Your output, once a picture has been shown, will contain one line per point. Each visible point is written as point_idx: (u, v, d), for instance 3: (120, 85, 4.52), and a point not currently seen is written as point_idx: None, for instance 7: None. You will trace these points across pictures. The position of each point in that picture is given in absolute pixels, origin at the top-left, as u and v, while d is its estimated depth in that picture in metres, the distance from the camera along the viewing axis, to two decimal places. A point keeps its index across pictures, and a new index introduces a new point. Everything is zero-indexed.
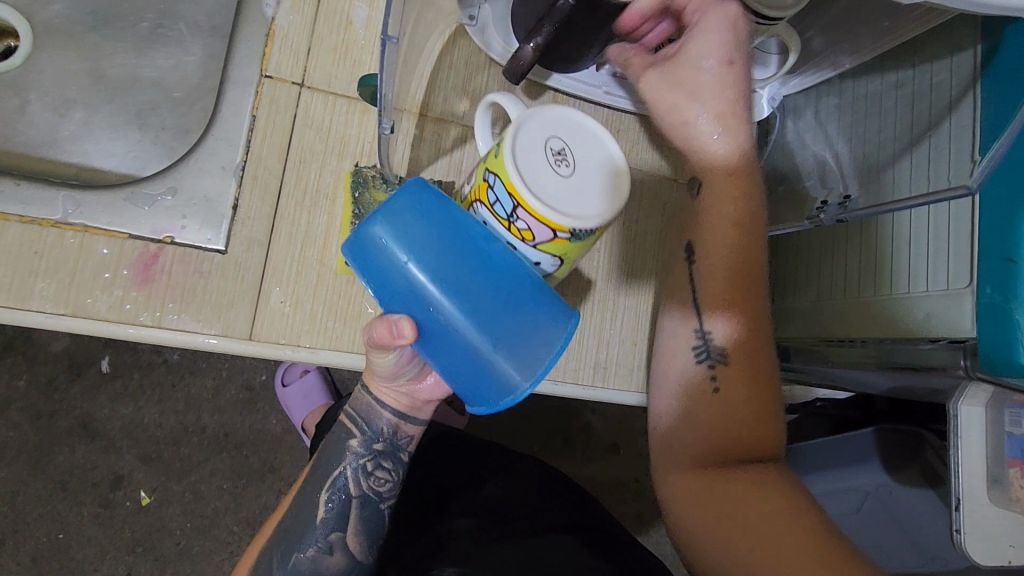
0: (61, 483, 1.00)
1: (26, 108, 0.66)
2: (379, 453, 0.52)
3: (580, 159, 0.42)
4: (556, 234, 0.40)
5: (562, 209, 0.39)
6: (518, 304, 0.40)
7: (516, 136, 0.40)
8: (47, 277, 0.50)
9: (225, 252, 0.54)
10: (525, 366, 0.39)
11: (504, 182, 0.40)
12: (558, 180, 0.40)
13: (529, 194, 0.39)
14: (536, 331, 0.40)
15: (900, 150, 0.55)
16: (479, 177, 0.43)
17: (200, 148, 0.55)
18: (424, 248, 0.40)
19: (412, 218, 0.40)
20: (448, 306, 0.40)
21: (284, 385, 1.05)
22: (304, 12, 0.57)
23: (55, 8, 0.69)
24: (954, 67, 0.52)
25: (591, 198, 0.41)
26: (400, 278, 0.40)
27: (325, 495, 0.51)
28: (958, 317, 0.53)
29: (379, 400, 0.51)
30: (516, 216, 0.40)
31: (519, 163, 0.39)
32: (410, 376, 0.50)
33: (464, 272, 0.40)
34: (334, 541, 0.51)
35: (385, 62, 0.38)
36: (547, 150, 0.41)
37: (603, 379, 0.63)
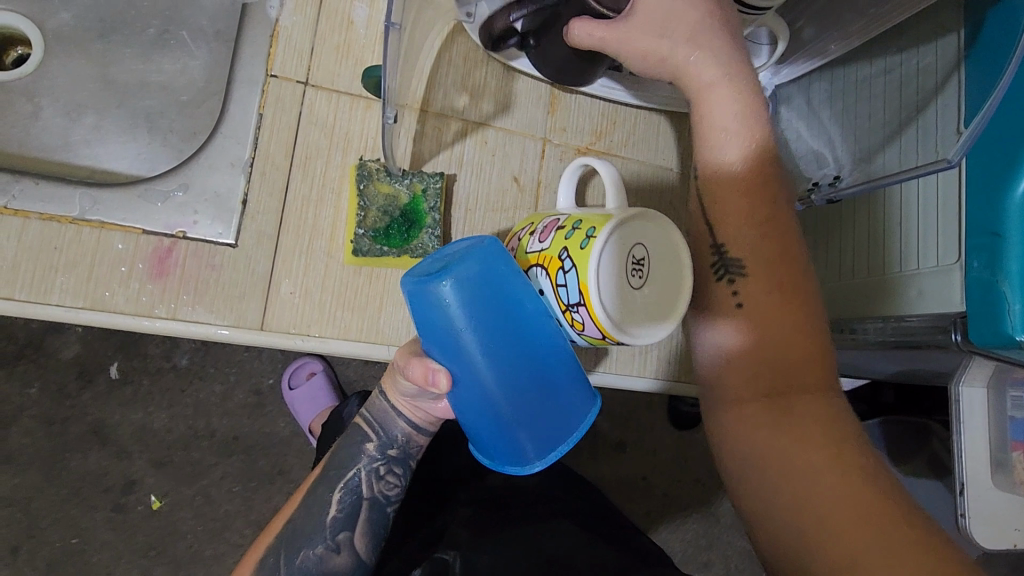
0: (75, 488, 1.01)
1: (38, 115, 0.68)
2: (392, 459, 0.53)
3: (655, 273, 0.43)
4: (604, 337, 0.44)
5: (621, 323, 0.42)
6: (553, 385, 0.42)
7: (607, 239, 0.42)
8: (66, 272, 0.52)
9: (236, 246, 0.55)
10: (543, 445, 0.42)
11: (579, 279, 0.42)
12: (627, 291, 0.42)
13: (597, 304, 0.41)
14: (561, 412, 0.43)
15: (890, 131, 0.57)
16: (555, 250, 0.45)
17: (210, 146, 0.57)
18: (483, 316, 0.39)
19: (479, 285, 0.39)
20: (493, 379, 0.40)
21: (290, 389, 1.07)
22: (306, 14, 0.59)
23: (65, 17, 0.71)
24: (939, 52, 0.54)
25: (652, 316, 0.43)
26: (453, 340, 0.39)
27: (337, 497, 0.52)
28: (948, 291, 0.55)
29: (396, 409, 0.52)
30: (576, 308, 0.44)
31: (600, 271, 0.41)
32: (428, 399, 0.50)
33: (512, 347, 0.40)
34: (342, 541, 0.52)
35: (389, 49, 0.40)
36: (629, 260, 0.42)
37: (604, 363, 0.64)
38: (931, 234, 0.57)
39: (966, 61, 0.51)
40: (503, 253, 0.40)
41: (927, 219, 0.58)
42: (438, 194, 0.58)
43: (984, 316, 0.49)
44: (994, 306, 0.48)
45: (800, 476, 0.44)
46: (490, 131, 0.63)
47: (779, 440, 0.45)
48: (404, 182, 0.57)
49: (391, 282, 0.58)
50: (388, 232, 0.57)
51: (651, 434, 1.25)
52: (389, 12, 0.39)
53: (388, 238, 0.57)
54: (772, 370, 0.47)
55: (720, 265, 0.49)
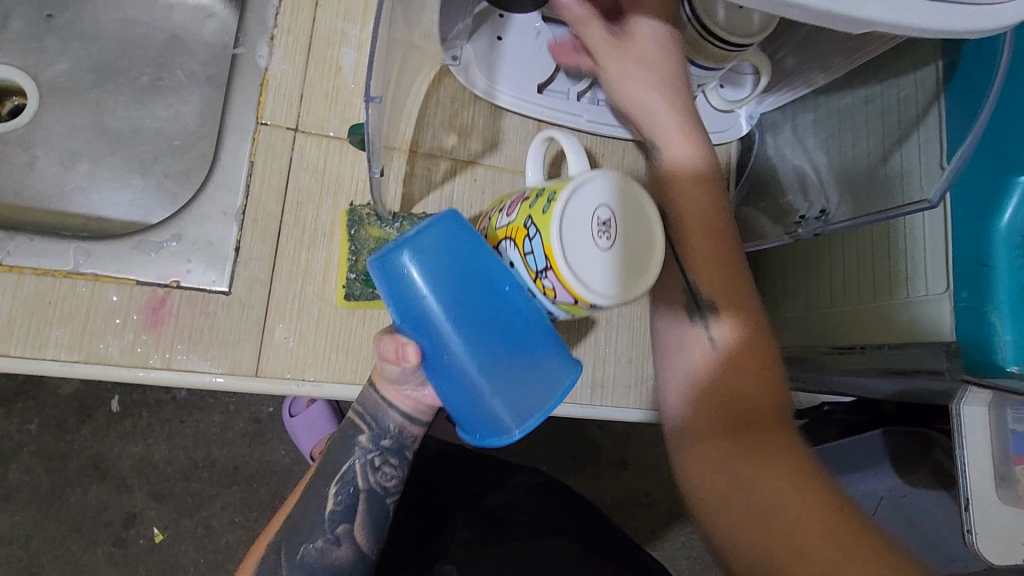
0: (75, 524, 1.01)
1: (33, 163, 0.69)
2: (386, 450, 0.52)
3: (625, 233, 0.41)
4: (577, 302, 0.42)
5: (587, 282, 0.40)
6: (524, 353, 0.42)
7: (569, 200, 0.41)
8: (61, 325, 0.53)
9: (229, 293, 0.56)
10: (518, 413, 0.41)
11: (544, 243, 0.41)
12: (594, 250, 0.40)
13: (562, 264, 0.40)
14: (537, 381, 0.42)
15: (874, 161, 0.57)
16: (521, 220, 0.45)
17: (202, 195, 0.58)
18: (445, 284, 0.40)
19: (440, 253, 0.40)
20: (460, 343, 0.41)
21: (292, 415, 1.05)
22: (295, 62, 0.60)
23: (58, 67, 0.72)
24: (918, 82, 0.54)
25: (621, 275, 0.41)
26: (417, 308, 0.41)
27: (333, 490, 0.52)
28: (940, 320, 0.53)
29: (387, 400, 0.51)
30: (545, 274, 0.42)
31: (563, 230, 0.40)
32: (415, 385, 0.49)
33: (478, 315, 0.41)
34: (341, 533, 0.52)
35: (370, 119, 0.41)
36: (593, 218, 0.41)
37: (601, 397, 0.65)
38: (918, 261, 0.56)
39: (945, 94, 0.51)
40: (465, 225, 0.41)
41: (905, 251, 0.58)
42: None
43: (977, 344, 0.49)
44: (985, 334, 0.49)
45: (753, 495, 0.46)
46: (479, 168, 0.63)
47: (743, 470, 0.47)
48: (394, 226, 0.58)
49: (384, 321, 0.58)
50: None
51: (653, 450, 1.24)
52: (369, 84, 0.40)
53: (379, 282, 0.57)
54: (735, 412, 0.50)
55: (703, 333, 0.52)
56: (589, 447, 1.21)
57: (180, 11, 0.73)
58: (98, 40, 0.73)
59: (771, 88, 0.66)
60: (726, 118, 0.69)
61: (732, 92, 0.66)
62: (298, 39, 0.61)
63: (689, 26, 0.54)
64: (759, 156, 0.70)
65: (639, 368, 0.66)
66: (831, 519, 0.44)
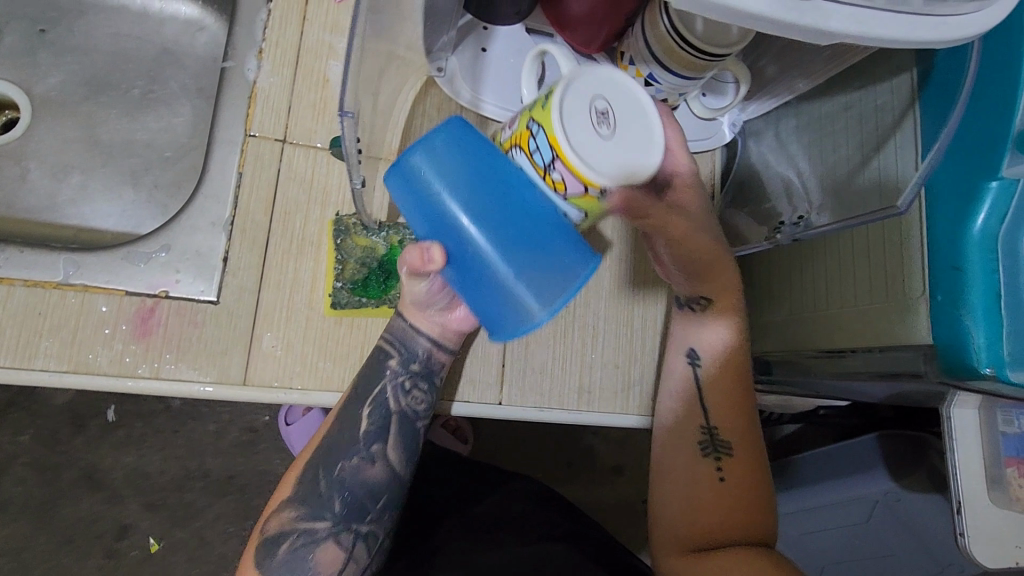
0: (70, 535, 1.01)
1: (25, 175, 0.70)
2: (416, 374, 0.56)
3: (622, 121, 0.41)
4: (588, 189, 0.41)
5: (596, 167, 0.40)
6: (541, 242, 0.43)
7: (566, 91, 0.39)
8: (50, 336, 0.53)
9: (218, 302, 0.57)
10: (542, 297, 0.43)
11: (548, 135, 0.40)
12: (596, 139, 0.40)
13: (569, 152, 0.39)
14: (557, 269, 0.43)
15: (854, 167, 0.58)
16: (523, 123, 0.43)
17: (191, 206, 0.58)
18: (458, 180, 0.43)
19: (451, 151, 0.43)
20: (480, 237, 0.43)
21: (288, 424, 1.05)
22: (284, 74, 0.61)
23: (50, 81, 0.73)
24: (894, 89, 0.55)
25: (626, 159, 0.41)
26: (436, 209, 0.43)
27: (367, 411, 0.55)
28: (915, 324, 0.54)
29: (414, 326, 0.56)
30: (554, 166, 0.41)
31: (565, 120, 0.39)
32: (443, 306, 0.55)
33: (493, 207, 0.42)
34: (376, 452, 0.55)
35: (346, 132, 0.42)
36: (591, 108, 0.40)
37: (588, 403, 0.65)
38: (896, 265, 0.57)
39: (919, 101, 0.51)
40: (472, 128, 0.44)
41: (879, 255, 0.59)
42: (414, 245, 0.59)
43: (954, 346, 0.50)
44: (958, 338, 0.49)
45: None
46: None
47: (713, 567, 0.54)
48: (380, 235, 0.59)
49: (370, 332, 0.59)
50: (365, 283, 0.59)
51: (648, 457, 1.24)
52: (343, 99, 0.40)
53: (366, 290, 0.59)
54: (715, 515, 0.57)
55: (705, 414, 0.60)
56: (584, 454, 1.21)
57: (172, 25, 0.75)
58: (90, 54, 0.74)
59: (752, 96, 0.68)
60: (710, 125, 0.70)
61: (716, 100, 0.67)
62: (286, 52, 0.62)
63: (671, 39, 0.55)
64: (743, 163, 0.71)
65: (626, 374, 0.66)
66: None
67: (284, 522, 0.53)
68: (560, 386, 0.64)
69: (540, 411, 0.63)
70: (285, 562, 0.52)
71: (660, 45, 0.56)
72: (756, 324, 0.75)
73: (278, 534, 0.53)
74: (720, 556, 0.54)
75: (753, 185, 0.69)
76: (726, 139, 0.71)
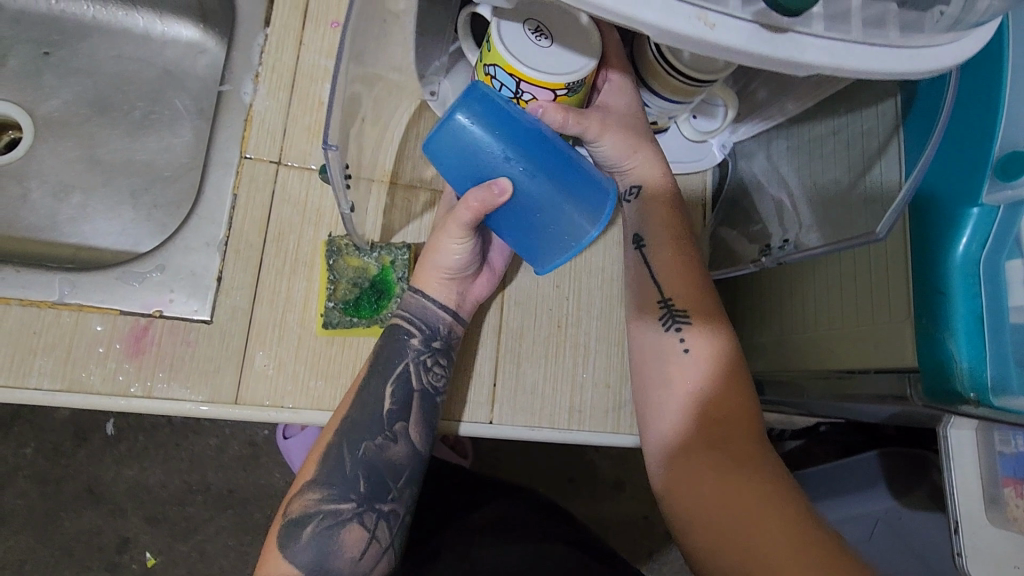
0: (69, 549, 1.02)
1: (29, 196, 0.71)
2: (437, 350, 0.58)
3: (554, 28, 0.50)
4: (557, 93, 0.51)
5: (554, 73, 0.49)
6: (574, 172, 0.47)
7: (500, 29, 0.49)
8: (45, 355, 0.54)
9: (210, 321, 0.57)
10: (590, 217, 0.47)
11: (504, 68, 0.49)
12: (541, 52, 0.49)
13: (527, 70, 0.49)
14: (592, 193, 0.48)
15: (842, 191, 0.57)
16: (481, 71, 0.53)
17: (186, 227, 0.59)
18: (497, 130, 0.46)
19: (484, 107, 0.45)
20: (529, 176, 0.47)
21: (286, 437, 1.05)
22: (279, 98, 0.63)
23: (54, 103, 0.75)
24: (879, 115, 0.54)
25: (573, 56, 0.50)
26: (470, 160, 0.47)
27: (389, 389, 0.56)
28: (901, 347, 0.53)
29: (435, 302, 0.58)
30: (522, 90, 0.51)
31: (510, 49, 0.48)
32: (468, 278, 0.59)
33: (531, 148, 0.47)
34: (398, 430, 0.56)
35: (329, 165, 0.43)
36: (524, 31, 0.49)
37: (578, 422, 0.65)
38: (881, 285, 0.55)
39: (903, 128, 0.51)
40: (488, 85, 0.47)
41: (868, 284, 0.57)
42: (406, 265, 0.61)
43: (936, 370, 0.50)
44: (943, 362, 0.50)
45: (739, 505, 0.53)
46: None
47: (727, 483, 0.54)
48: (373, 255, 0.61)
49: (362, 351, 0.59)
50: (357, 303, 0.60)
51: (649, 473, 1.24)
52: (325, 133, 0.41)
53: (357, 309, 0.59)
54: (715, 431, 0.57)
55: (669, 317, 0.60)
56: (584, 470, 1.21)
57: (174, 48, 0.76)
58: (94, 76, 0.75)
59: (743, 119, 0.68)
60: (699, 148, 0.71)
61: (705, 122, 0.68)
62: (281, 75, 0.63)
63: (658, 64, 0.57)
64: (733, 182, 0.72)
65: (617, 393, 0.66)
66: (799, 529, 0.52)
67: (308, 503, 0.53)
68: (552, 404, 0.65)
69: (532, 430, 0.63)
70: (309, 546, 0.52)
71: (650, 72, 0.58)
72: (747, 344, 0.74)
73: (302, 517, 0.53)
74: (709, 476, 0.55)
75: (742, 204, 0.70)
76: (717, 160, 0.71)
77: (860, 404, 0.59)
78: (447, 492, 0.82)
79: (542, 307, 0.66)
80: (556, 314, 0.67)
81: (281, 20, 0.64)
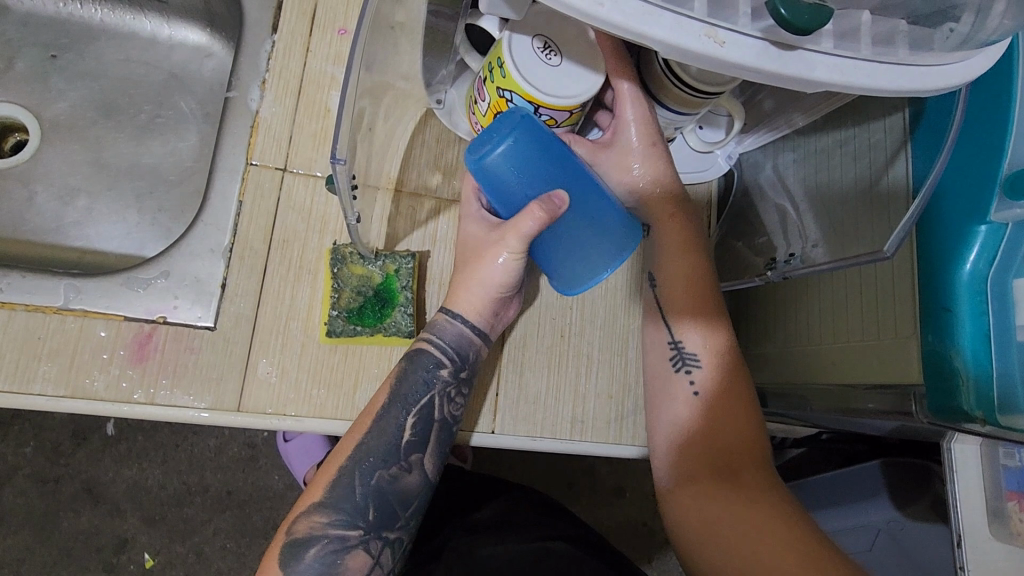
0: (67, 549, 1.02)
1: (33, 197, 0.72)
2: (462, 380, 0.58)
3: (562, 44, 0.50)
4: (573, 111, 0.52)
5: (571, 94, 0.50)
6: (603, 206, 0.50)
7: (513, 58, 0.48)
8: (49, 361, 0.54)
9: (214, 328, 0.57)
10: (612, 252, 0.51)
11: (522, 95, 0.49)
12: (554, 72, 0.49)
13: (548, 98, 0.49)
14: (618, 227, 0.51)
15: (848, 203, 0.57)
16: (494, 95, 0.52)
17: (191, 233, 0.59)
18: (537, 158, 0.47)
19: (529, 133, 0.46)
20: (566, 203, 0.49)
21: (285, 440, 1.04)
22: (286, 104, 0.63)
23: (61, 106, 0.75)
24: (887, 128, 0.54)
25: (581, 75, 0.50)
26: (507, 186, 0.49)
27: (410, 420, 0.55)
28: (905, 363, 0.52)
29: (467, 327, 0.57)
30: (541, 113, 0.51)
31: (529, 78, 0.48)
32: (502, 302, 0.59)
33: (568, 177, 0.48)
34: (413, 461, 0.55)
35: (337, 176, 0.43)
36: (535, 53, 0.49)
37: (580, 433, 0.65)
38: (885, 302, 0.55)
39: (911, 142, 0.51)
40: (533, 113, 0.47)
41: (872, 296, 0.57)
42: (410, 275, 0.60)
43: (941, 386, 0.50)
44: (950, 379, 0.50)
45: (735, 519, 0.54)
46: None
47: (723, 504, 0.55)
48: (377, 263, 0.60)
49: (365, 360, 0.59)
50: (361, 311, 0.59)
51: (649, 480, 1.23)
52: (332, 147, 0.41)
53: (361, 317, 0.59)
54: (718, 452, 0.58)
55: (679, 358, 0.60)
56: (584, 475, 1.21)
57: (180, 51, 0.76)
58: (100, 79, 0.76)
59: (749, 130, 0.67)
60: (707, 156, 0.70)
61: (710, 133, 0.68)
62: (288, 82, 0.63)
63: (666, 77, 0.56)
64: (740, 195, 0.71)
65: (620, 404, 0.66)
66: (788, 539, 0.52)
67: (314, 525, 0.52)
68: (554, 413, 0.64)
69: (531, 440, 0.63)
70: (311, 569, 0.52)
71: (658, 83, 0.57)
72: (750, 355, 0.74)
73: (306, 538, 0.52)
74: (722, 505, 0.55)
75: (748, 213, 0.69)
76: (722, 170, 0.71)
77: (862, 418, 0.59)
78: (448, 493, 0.82)
79: (546, 318, 0.66)
80: (559, 323, 0.66)
81: (288, 26, 0.64)
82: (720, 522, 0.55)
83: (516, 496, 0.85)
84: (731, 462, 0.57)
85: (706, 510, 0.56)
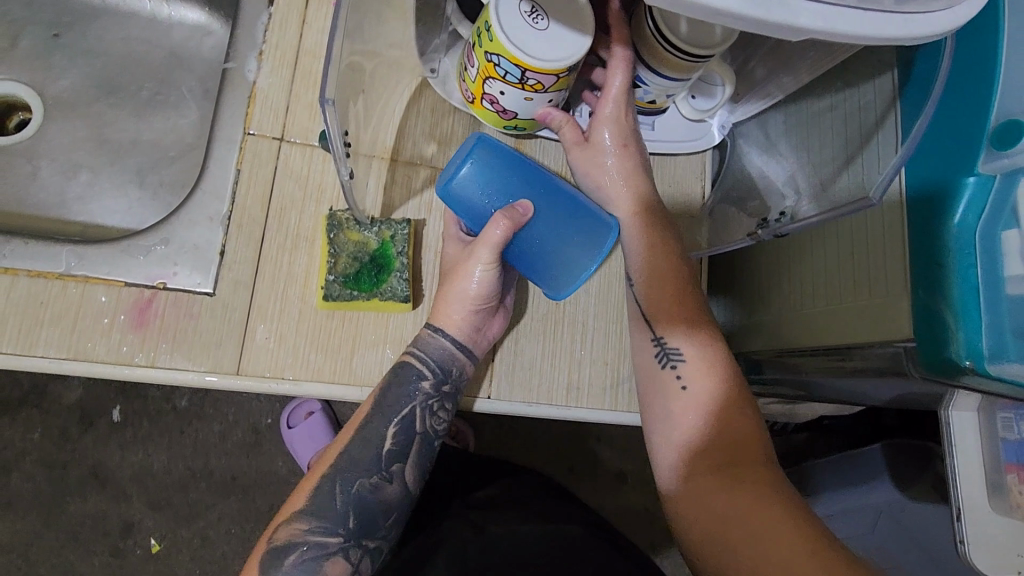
0: (74, 533, 1.03)
1: (36, 174, 0.73)
2: (445, 395, 0.59)
3: (550, 9, 0.50)
4: (560, 75, 0.52)
5: (555, 57, 0.50)
6: (571, 212, 0.54)
7: (500, 21, 0.49)
8: (52, 325, 0.55)
9: (213, 294, 0.58)
10: (588, 251, 0.53)
11: (508, 58, 0.51)
12: (540, 34, 0.50)
13: (530, 61, 0.50)
14: (587, 228, 0.54)
15: (838, 164, 0.57)
16: (483, 59, 0.54)
17: (190, 202, 0.60)
18: (497, 176, 0.55)
19: (487, 152, 0.54)
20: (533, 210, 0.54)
21: (289, 427, 1.06)
22: (282, 76, 0.63)
23: (63, 84, 0.76)
24: (877, 89, 0.54)
25: (569, 38, 0.50)
26: (477, 208, 0.56)
27: (393, 429, 0.57)
28: (897, 318, 0.53)
29: (446, 338, 0.58)
30: (528, 77, 0.52)
31: (513, 39, 0.49)
32: (482, 318, 0.60)
33: (533, 188, 0.55)
34: (394, 471, 0.56)
35: (328, 121, 0.43)
36: (520, 15, 0.49)
37: (576, 399, 0.65)
38: (877, 262, 0.55)
39: (901, 98, 0.50)
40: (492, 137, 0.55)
41: (863, 258, 0.57)
42: (405, 240, 0.61)
43: (931, 337, 0.50)
44: (940, 332, 0.50)
45: (742, 518, 0.51)
46: None
47: (731, 502, 0.52)
48: (373, 229, 0.61)
49: (361, 326, 0.60)
50: (357, 276, 0.60)
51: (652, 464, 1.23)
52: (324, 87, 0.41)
53: (357, 282, 0.60)
54: (720, 450, 0.55)
55: (663, 354, 0.60)
56: (586, 460, 1.21)
57: (180, 30, 0.77)
58: (101, 57, 0.76)
59: (740, 100, 0.68)
60: (697, 127, 0.72)
61: (704, 101, 0.68)
62: (285, 53, 0.64)
63: (656, 40, 0.56)
64: (731, 161, 0.72)
65: (615, 370, 0.67)
66: (801, 534, 0.49)
67: (295, 532, 0.53)
68: (549, 378, 0.65)
69: (529, 406, 0.64)
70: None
71: (645, 44, 0.57)
72: (745, 325, 0.74)
73: (286, 545, 0.53)
74: (720, 498, 0.53)
75: (741, 183, 0.70)
76: (714, 140, 0.73)
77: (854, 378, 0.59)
78: (451, 474, 0.83)
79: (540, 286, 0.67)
80: None
81: None
82: (728, 526, 0.51)
83: (522, 479, 0.85)
84: (730, 453, 0.55)
85: (711, 511, 0.53)
